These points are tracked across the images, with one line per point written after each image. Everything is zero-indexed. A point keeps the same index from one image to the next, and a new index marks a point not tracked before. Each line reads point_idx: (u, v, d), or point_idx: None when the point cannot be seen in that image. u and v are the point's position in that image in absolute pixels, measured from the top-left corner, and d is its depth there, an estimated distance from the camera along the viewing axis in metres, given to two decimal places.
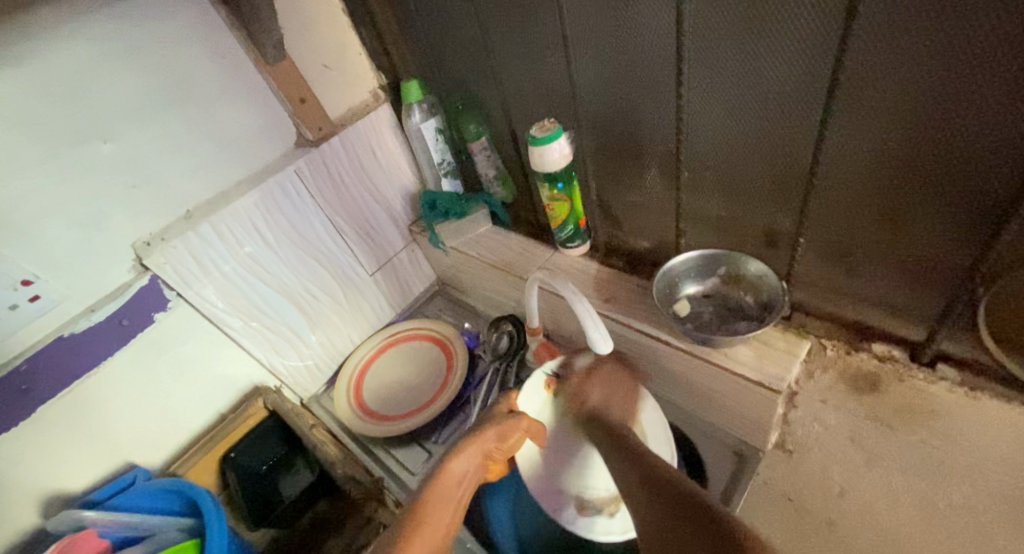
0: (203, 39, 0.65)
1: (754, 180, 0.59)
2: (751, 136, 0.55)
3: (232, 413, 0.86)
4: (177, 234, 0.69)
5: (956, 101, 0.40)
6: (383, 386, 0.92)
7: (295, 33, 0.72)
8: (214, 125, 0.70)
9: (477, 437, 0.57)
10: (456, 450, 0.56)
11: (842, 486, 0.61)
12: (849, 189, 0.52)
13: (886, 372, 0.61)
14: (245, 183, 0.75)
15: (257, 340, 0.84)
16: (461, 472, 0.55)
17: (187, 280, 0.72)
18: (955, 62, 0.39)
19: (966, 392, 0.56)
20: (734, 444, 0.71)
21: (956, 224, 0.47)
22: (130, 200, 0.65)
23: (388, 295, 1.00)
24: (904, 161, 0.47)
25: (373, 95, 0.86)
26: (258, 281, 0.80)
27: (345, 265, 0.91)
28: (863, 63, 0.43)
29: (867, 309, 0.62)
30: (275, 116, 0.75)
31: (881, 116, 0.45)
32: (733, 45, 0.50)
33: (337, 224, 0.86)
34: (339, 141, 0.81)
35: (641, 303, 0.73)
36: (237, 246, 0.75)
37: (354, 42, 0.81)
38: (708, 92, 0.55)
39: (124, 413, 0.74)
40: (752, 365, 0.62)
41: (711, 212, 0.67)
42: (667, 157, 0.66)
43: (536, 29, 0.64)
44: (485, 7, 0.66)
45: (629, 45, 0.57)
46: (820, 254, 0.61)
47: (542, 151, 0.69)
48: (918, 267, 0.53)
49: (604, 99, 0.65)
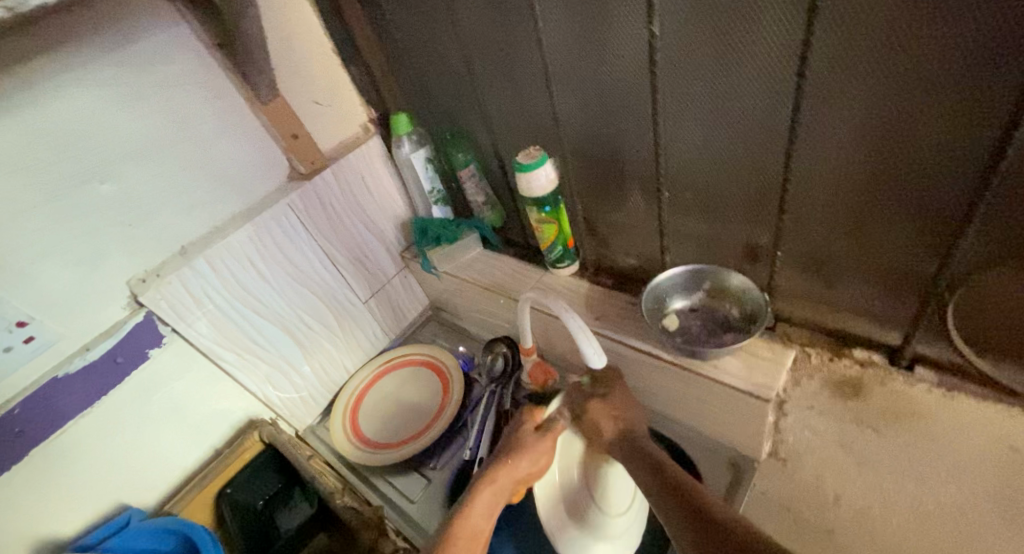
0: (199, 81, 0.67)
1: (731, 197, 0.62)
2: (723, 156, 0.59)
3: (228, 448, 0.85)
4: (173, 270, 0.70)
5: (909, 118, 0.44)
6: (379, 413, 0.92)
7: (287, 74, 0.75)
8: (209, 162, 0.71)
9: (504, 474, 0.63)
10: (486, 483, 0.61)
11: (835, 493, 0.63)
12: (818, 204, 0.56)
13: (868, 375, 0.63)
14: (240, 217, 0.77)
15: (251, 372, 0.84)
16: (490, 504, 0.60)
17: (182, 314, 0.72)
18: (904, 88, 0.43)
19: (944, 393, 0.58)
20: (731, 456, 0.72)
21: (918, 233, 0.51)
22: (126, 238, 0.66)
23: (382, 322, 1.01)
24: (866, 176, 0.50)
25: (363, 128, 0.89)
26: (253, 313, 0.81)
27: (340, 295, 0.92)
28: (823, 87, 0.47)
29: (844, 316, 0.65)
30: (269, 152, 0.77)
31: (843, 136, 0.49)
32: (703, 75, 0.53)
33: (331, 254, 0.88)
34: (332, 173, 0.83)
35: (631, 320, 0.75)
36: (232, 278, 0.76)
37: (344, 79, 0.84)
38: (683, 119, 0.59)
39: (117, 452, 0.73)
40: (741, 375, 0.63)
41: (693, 229, 0.70)
42: (648, 178, 0.69)
43: (518, 65, 0.68)
44: (469, 45, 0.70)
45: (609, 76, 0.61)
46: (797, 266, 0.64)
47: (529, 177, 0.71)
48: (888, 274, 0.56)
49: (586, 127, 0.69)
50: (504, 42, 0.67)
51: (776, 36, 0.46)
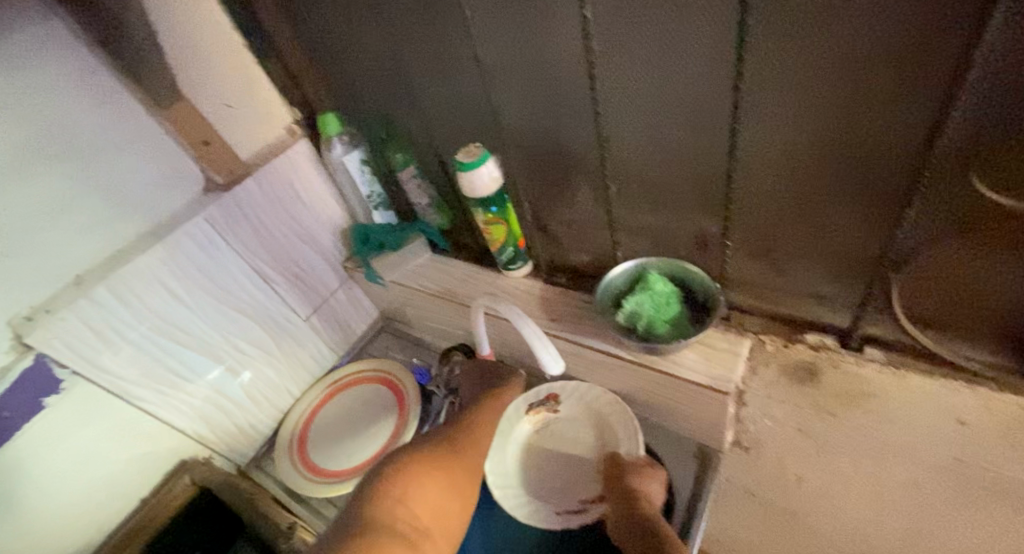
0: (84, 86, 0.58)
1: (680, 189, 0.61)
2: (667, 144, 0.57)
3: (154, 497, 0.76)
4: (66, 304, 0.61)
5: (848, 103, 0.43)
6: (331, 439, 0.86)
7: (191, 73, 0.67)
8: (105, 178, 0.63)
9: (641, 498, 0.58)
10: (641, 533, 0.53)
11: (799, 475, 0.63)
12: (764, 190, 0.55)
13: (822, 359, 0.62)
14: (146, 238, 0.68)
15: (176, 408, 0.76)
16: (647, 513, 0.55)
17: (84, 353, 0.63)
18: (842, 71, 0.41)
19: (894, 371, 0.57)
20: (693, 447, 0.71)
21: (866, 214, 0.50)
22: (4, 271, 0.57)
23: (327, 339, 0.95)
24: (811, 160, 0.49)
25: (288, 130, 0.81)
26: (171, 342, 0.72)
27: (276, 313, 0.85)
28: (762, 73, 0.45)
29: (795, 301, 0.64)
30: (176, 162, 0.69)
31: (786, 122, 0.48)
32: (641, 63, 0.51)
33: (262, 271, 0.81)
34: (254, 183, 0.75)
35: (588, 319, 0.73)
36: (143, 306, 0.67)
37: (263, 78, 0.76)
38: (625, 110, 0.56)
39: (16, 522, 0.62)
40: (700, 369, 0.62)
41: (643, 223, 0.68)
42: (595, 173, 0.66)
43: (449, 54, 0.63)
44: (393, 35, 0.65)
45: (545, 69, 0.58)
46: (747, 254, 0.63)
47: (471, 177, 0.67)
48: (837, 257, 0.56)
49: (528, 120, 0.65)
50: (431, 33, 0.62)
51: (711, 19, 0.44)
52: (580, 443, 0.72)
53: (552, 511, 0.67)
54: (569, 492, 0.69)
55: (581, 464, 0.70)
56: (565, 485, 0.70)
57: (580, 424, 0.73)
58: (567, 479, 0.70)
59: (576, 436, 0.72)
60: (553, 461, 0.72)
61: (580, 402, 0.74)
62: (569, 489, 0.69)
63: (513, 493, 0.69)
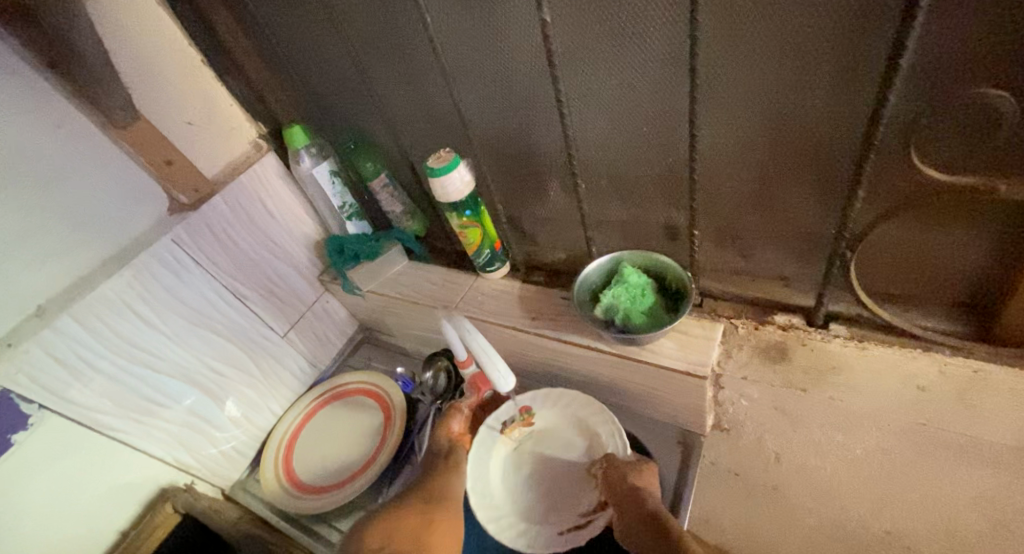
0: (35, 109, 0.57)
1: (648, 182, 0.63)
2: (630, 138, 0.58)
3: (136, 529, 0.74)
4: (30, 335, 0.59)
5: (796, 91, 0.45)
6: (316, 456, 0.85)
7: (148, 91, 0.66)
8: (64, 202, 0.61)
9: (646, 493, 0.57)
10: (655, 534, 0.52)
11: (776, 451, 0.64)
12: (725, 179, 0.57)
13: (792, 339, 0.66)
14: (111, 262, 0.66)
15: (153, 436, 0.74)
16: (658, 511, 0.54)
17: (50, 384, 0.61)
18: (789, 61, 0.43)
19: (856, 345, 0.63)
20: (679, 434, 0.71)
21: (820, 195, 0.53)
22: None
23: (307, 353, 0.94)
24: (766, 147, 0.51)
25: (254, 144, 0.80)
26: (144, 367, 0.70)
27: (252, 330, 0.83)
28: (716, 67, 0.47)
29: (762, 284, 0.67)
30: (139, 184, 0.67)
31: (740, 113, 0.50)
32: (601, 61, 0.52)
33: (236, 289, 0.79)
34: (221, 201, 0.74)
35: (566, 315, 0.74)
36: (112, 332, 0.66)
37: (223, 94, 0.75)
38: (589, 107, 0.58)
39: None
40: (678, 355, 0.64)
41: (614, 217, 0.70)
42: (564, 171, 0.68)
43: (412, 61, 0.63)
44: (355, 45, 0.65)
45: (508, 70, 0.58)
46: (714, 241, 0.65)
47: (443, 182, 0.68)
48: (797, 238, 0.59)
49: (495, 123, 0.66)
50: (394, 41, 0.62)
51: (666, 15, 0.46)
52: (566, 452, 0.71)
53: (555, 532, 0.65)
54: (569, 507, 0.67)
55: (571, 473, 0.69)
56: (563, 498, 0.68)
57: (561, 431, 0.72)
58: (564, 491, 0.68)
59: (559, 445, 0.71)
60: (545, 476, 0.70)
61: (557, 409, 0.73)
62: (569, 502, 0.67)
63: (509, 524, 0.67)
